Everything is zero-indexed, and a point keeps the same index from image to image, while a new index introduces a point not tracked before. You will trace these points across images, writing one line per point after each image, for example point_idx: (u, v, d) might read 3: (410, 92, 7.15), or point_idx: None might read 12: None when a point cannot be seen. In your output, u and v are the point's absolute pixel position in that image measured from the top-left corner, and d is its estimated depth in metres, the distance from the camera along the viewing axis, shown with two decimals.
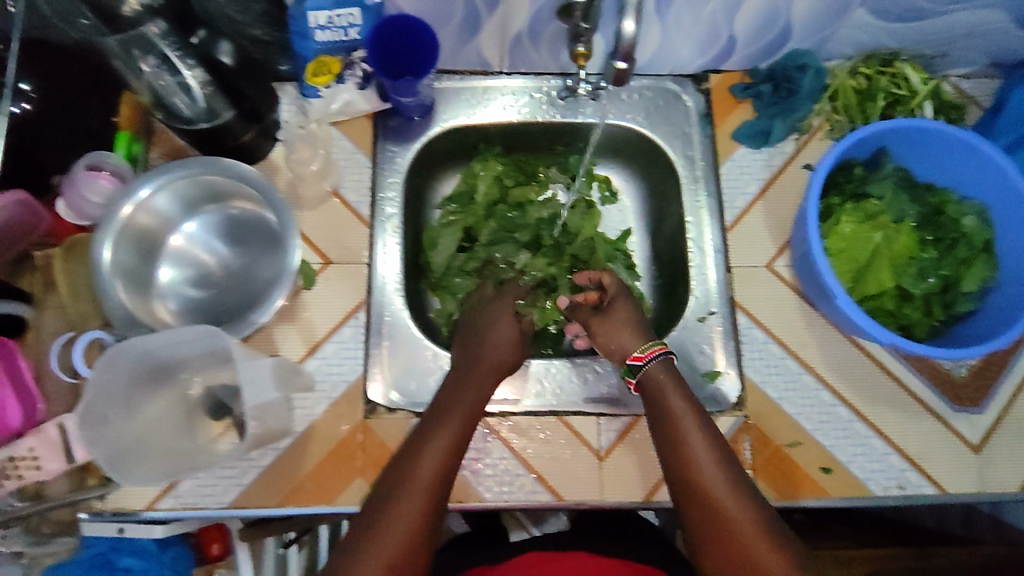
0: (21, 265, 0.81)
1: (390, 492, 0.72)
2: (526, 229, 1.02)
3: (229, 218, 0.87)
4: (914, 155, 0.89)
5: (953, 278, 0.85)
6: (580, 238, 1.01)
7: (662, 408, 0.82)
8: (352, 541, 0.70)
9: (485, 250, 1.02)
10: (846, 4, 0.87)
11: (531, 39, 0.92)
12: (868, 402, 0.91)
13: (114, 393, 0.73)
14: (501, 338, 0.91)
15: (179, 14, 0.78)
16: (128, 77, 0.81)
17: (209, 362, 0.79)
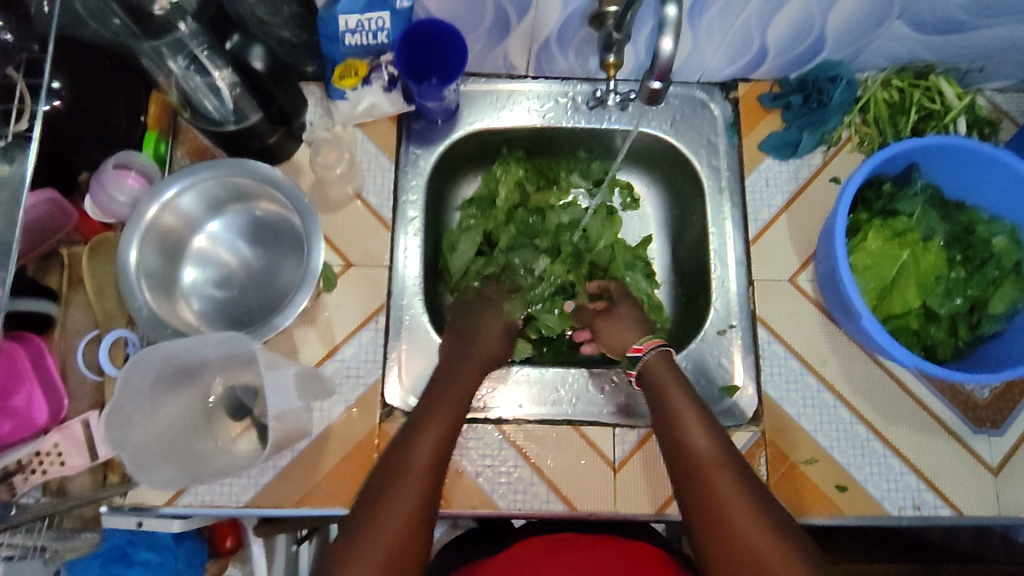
0: (48, 263, 0.83)
1: (385, 474, 0.70)
2: (546, 235, 1.03)
3: (254, 220, 0.88)
4: (945, 171, 0.87)
5: (981, 299, 0.84)
6: (601, 244, 1.03)
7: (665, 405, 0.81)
8: (348, 527, 0.67)
9: (504, 255, 1.02)
10: (883, 15, 0.85)
11: (559, 45, 0.91)
12: (888, 421, 0.90)
13: (139, 393, 0.73)
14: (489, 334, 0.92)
15: (213, 17, 0.77)
16: (156, 75, 0.80)
17: (232, 364, 0.80)
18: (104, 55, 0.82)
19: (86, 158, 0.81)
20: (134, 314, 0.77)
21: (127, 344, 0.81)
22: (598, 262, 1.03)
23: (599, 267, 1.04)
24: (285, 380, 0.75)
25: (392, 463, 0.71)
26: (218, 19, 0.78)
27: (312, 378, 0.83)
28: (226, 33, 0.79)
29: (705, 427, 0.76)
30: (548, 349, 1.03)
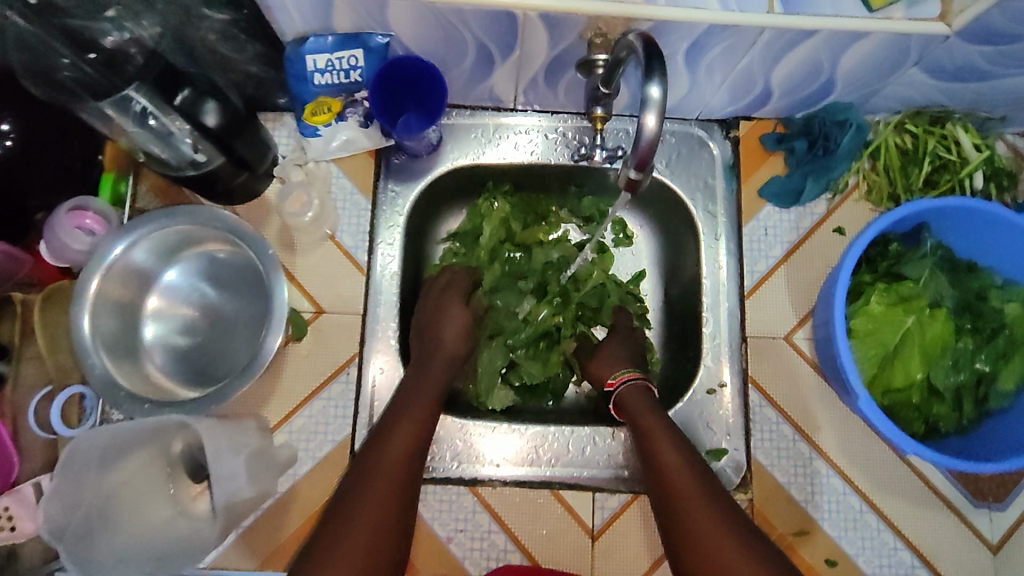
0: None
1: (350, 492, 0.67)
2: (532, 275, 0.96)
3: (221, 269, 0.83)
4: (958, 230, 0.81)
5: (990, 373, 0.78)
6: (590, 285, 0.95)
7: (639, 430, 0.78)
8: (328, 529, 0.64)
9: (486, 297, 0.94)
10: (899, 63, 0.78)
11: (547, 81, 0.85)
12: (883, 492, 0.86)
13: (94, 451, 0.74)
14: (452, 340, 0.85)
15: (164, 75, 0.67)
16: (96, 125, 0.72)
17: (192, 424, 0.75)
18: (46, 98, 0.73)
19: (40, 203, 0.77)
20: (87, 375, 0.73)
21: (82, 400, 0.79)
22: (587, 304, 0.96)
23: (588, 306, 0.96)
24: None
25: (355, 484, 0.68)
26: (167, 74, 0.68)
27: (269, 464, 0.80)
28: (176, 88, 0.69)
29: (681, 455, 0.74)
30: (530, 399, 0.95)
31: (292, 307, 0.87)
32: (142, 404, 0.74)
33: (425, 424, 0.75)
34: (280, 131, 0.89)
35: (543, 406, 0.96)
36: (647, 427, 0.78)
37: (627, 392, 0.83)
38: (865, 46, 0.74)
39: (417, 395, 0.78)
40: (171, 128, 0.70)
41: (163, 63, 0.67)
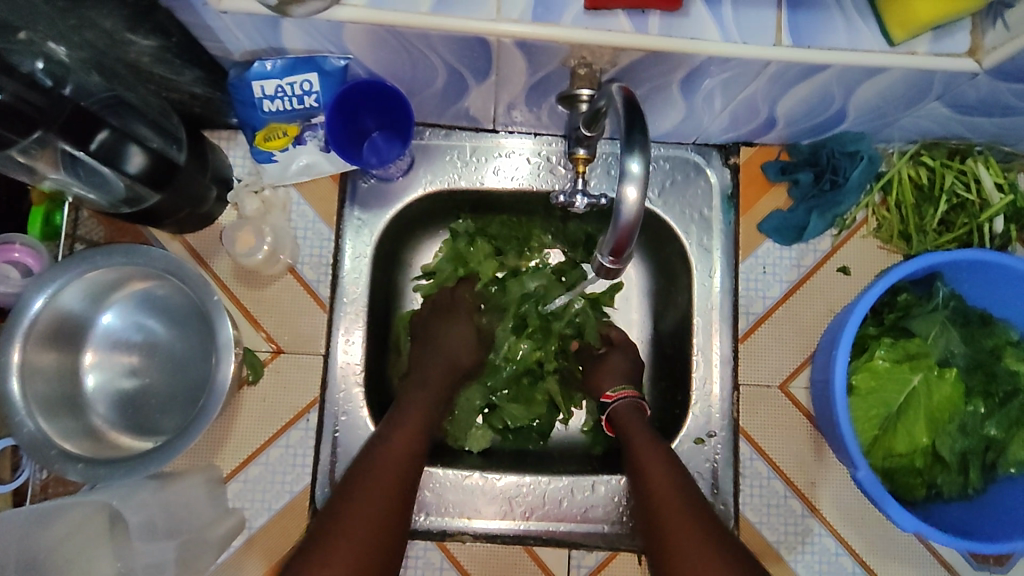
0: None
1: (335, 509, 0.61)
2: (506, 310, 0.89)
3: (163, 305, 0.76)
4: (974, 281, 0.74)
5: (1001, 439, 0.73)
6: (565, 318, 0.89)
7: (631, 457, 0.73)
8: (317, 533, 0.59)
9: None
10: (919, 97, 0.70)
11: (528, 103, 0.76)
12: (879, 554, 0.80)
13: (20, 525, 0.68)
14: (450, 354, 0.83)
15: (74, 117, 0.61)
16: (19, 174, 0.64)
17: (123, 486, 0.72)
18: None
19: None
20: (13, 433, 0.66)
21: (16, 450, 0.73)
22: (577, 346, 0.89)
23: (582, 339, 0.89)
24: None
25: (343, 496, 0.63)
26: (78, 117, 0.61)
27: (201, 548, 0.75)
28: (93, 129, 0.62)
29: (671, 481, 0.68)
30: (514, 441, 0.89)
31: (248, 346, 0.80)
32: (75, 463, 0.67)
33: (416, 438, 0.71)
34: (235, 151, 0.81)
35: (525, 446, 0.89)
36: (638, 451, 0.73)
37: (623, 414, 0.79)
38: (885, 79, 0.65)
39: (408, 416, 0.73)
40: (100, 167, 0.64)
41: (71, 105, 0.60)
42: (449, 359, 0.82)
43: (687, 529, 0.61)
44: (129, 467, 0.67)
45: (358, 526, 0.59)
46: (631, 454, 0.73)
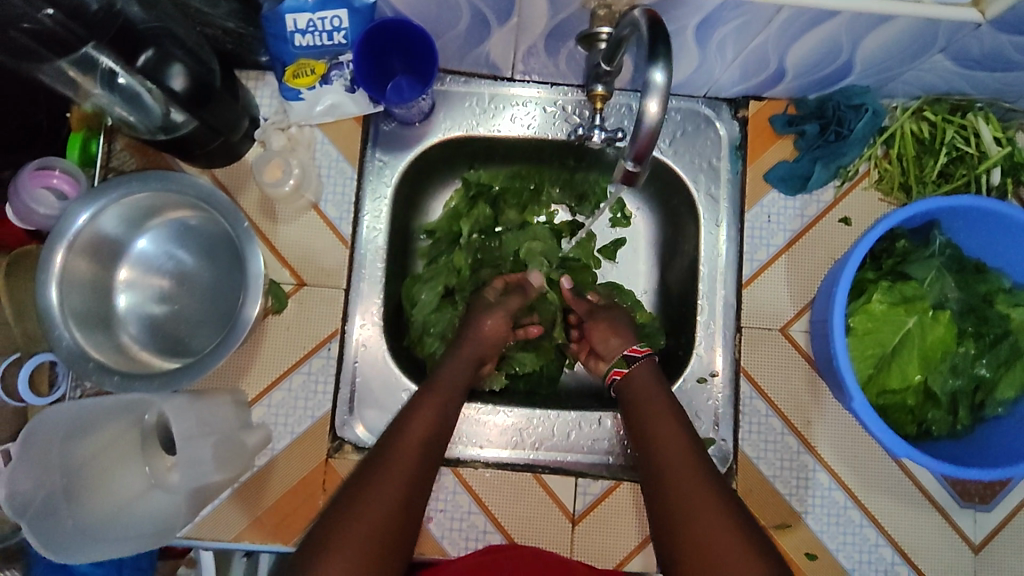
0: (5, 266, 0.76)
1: (344, 504, 0.62)
2: (504, 261, 0.93)
3: (193, 234, 0.80)
4: (970, 231, 0.78)
5: (990, 379, 0.77)
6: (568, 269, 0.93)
7: (644, 419, 0.75)
8: (337, 507, 0.62)
9: (469, 283, 0.92)
10: (924, 49, 0.73)
11: (547, 50, 0.79)
12: (868, 489, 0.84)
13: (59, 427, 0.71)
14: (482, 343, 0.83)
15: (119, 36, 0.63)
16: (61, 90, 0.69)
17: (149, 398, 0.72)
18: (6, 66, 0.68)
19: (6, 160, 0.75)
20: (53, 347, 0.70)
21: (53, 367, 0.77)
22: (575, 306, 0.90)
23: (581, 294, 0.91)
24: None
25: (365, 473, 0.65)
26: (125, 35, 0.63)
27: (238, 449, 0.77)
28: (138, 47, 0.64)
29: (683, 447, 0.70)
30: (525, 383, 0.94)
31: (273, 278, 0.84)
32: (111, 375, 0.71)
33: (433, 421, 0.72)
34: (262, 90, 0.84)
35: (532, 384, 0.94)
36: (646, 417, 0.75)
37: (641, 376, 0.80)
38: (891, 29, 0.69)
39: (432, 395, 0.75)
40: (139, 88, 0.67)
41: (119, 22, 0.62)
42: (476, 352, 0.82)
43: (691, 491, 0.66)
44: (162, 380, 0.71)
45: (377, 504, 0.62)
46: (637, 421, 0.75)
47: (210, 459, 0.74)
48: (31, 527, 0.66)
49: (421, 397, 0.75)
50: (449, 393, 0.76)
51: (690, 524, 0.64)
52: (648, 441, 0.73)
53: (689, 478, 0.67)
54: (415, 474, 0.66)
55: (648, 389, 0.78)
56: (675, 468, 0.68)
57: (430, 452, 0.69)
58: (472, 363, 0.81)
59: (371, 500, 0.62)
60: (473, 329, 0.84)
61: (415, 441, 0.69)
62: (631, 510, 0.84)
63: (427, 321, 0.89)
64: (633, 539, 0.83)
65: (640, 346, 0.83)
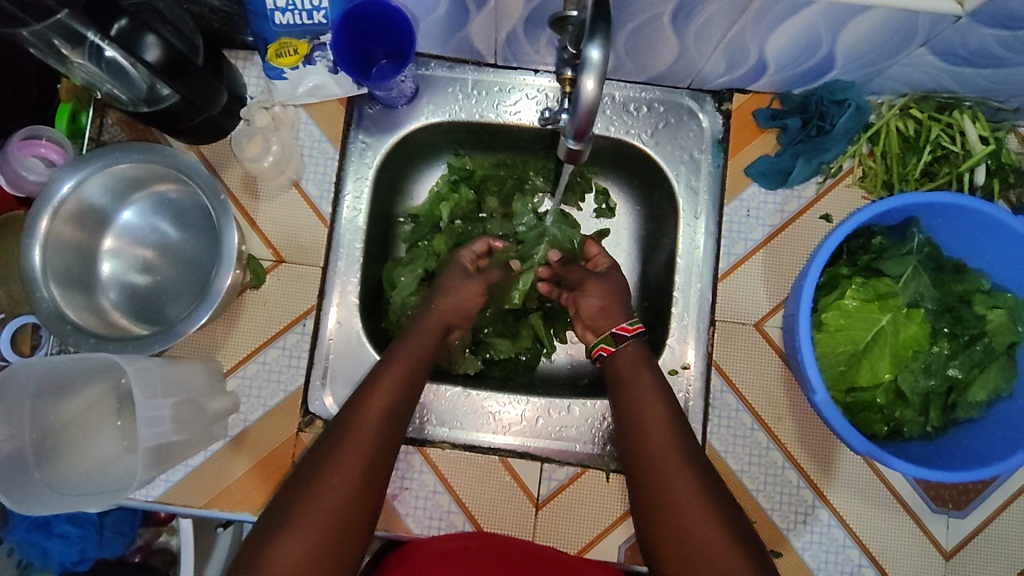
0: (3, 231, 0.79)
1: (302, 484, 0.64)
2: None
3: (176, 207, 0.82)
4: (948, 229, 0.77)
5: (962, 381, 0.75)
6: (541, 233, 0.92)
7: (634, 402, 0.75)
8: (307, 475, 0.65)
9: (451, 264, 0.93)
10: (905, 42, 0.72)
11: (527, 36, 0.80)
12: (838, 489, 0.83)
13: (25, 394, 0.71)
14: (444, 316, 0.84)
15: (95, 6, 0.64)
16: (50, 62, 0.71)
17: (111, 368, 0.73)
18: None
19: None
20: (34, 308, 0.72)
21: (35, 330, 0.79)
22: (568, 273, 0.90)
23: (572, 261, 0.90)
24: (162, 413, 0.72)
25: (331, 441, 0.67)
26: (101, 4, 0.64)
27: (199, 413, 0.77)
28: (112, 17, 0.65)
29: (671, 440, 0.71)
30: (501, 370, 0.95)
31: (252, 254, 0.86)
32: (88, 338, 0.73)
33: (396, 390, 0.73)
34: (250, 70, 0.86)
35: (508, 372, 0.95)
36: (637, 397, 0.75)
37: (627, 354, 0.80)
38: (868, 20, 0.68)
39: (397, 360, 0.76)
40: (125, 63, 0.70)
41: None
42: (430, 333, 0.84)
43: (681, 480, 0.67)
44: (136, 345, 0.73)
45: (344, 470, 0.65)
46: (628, 398, 0.76)
47: (170, 419, 0.72)
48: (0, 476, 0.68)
49: (385, 367, 0.76)
50: (408, 366, 0.76)
51: (676, 513, 0.66)
52: (635, 428, 0.74)
53: (676, 476, 0.68)
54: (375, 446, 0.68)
55: (636, 371, 0.78)
56: (662, 456, 0.70)
57: (393, 420, 0.71)
58: (433, 335, 0.82)
59: (337, 473, 0.64)
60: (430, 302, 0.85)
61: (380, 412, 0.70)
62: (595, 498, 0.83)
63: (404, 304, 0.90)
64: (596, 527, 0.83)
65: (630, 324, 0.82)
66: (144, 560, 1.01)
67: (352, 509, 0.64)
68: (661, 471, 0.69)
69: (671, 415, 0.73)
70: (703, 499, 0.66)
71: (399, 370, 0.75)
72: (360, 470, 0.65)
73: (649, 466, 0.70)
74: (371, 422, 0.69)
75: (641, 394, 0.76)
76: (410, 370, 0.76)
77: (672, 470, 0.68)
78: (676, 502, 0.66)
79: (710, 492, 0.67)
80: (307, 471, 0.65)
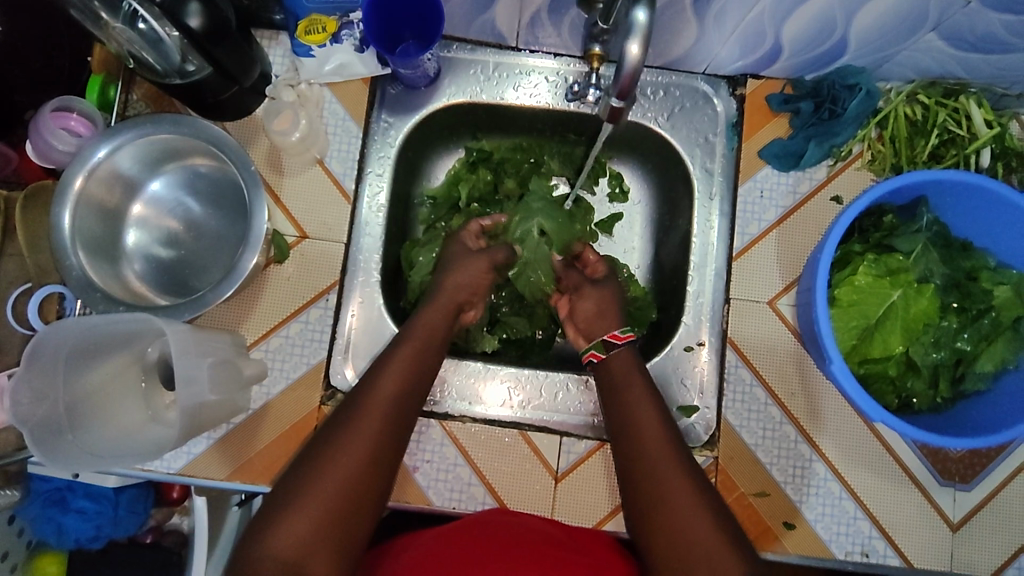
0: (35, 199, 0.81)
1: (309, 462, 0.62)
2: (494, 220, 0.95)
3: (203, 182, 0.83)
4: (956, 208, 0.80)
5: (971, 354, 0.78)
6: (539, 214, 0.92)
7: (621, 403, 0.75)
8: (311, 454, 0.63)
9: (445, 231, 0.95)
10: (916, 26, 0.75)
11: (551, 18, 0.82)
12: (849, 463, 0.86)
13: (51, 362, 0.71)
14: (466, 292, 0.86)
15: None
16: (90, 28, 0.74)
17: (141, 333, 0.74)
18: None
19: None
20: (64, 276, 0.73)
21: (62, 299, 0.80)
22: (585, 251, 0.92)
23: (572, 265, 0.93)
24: (197, 374, 0.72)
25: (341, 420, 0.65)
26: None
27: (234, 374, 0.79)
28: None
29: (668, 440, 0.69)
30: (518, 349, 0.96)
31: (276, 229, 0.87)
32: (117, 306, 0.74)
33: (410, 375, 0.71)
34: (275, 49, 0.88)
35: (525, 351, 0.96)
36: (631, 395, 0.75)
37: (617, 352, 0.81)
38: (883, 3, 0.71)
39: (409, 344, 0.75)
40: (161, 33, 0.72)
41: None
42: (453, 300, 0.83)
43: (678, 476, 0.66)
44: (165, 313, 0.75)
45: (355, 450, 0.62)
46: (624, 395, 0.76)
47: (207, 379, 0.73)
48: (31, 438, 0.68)
49: (394, 352, 0.73)
50: (426, 351, 0.75)
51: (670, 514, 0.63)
52: (628, 427, 0.72)
53: (674, 474, 0.66)
54: (389, 426, 0.66)
55: (629, 372, 0.78)
56: (656, 450, 0.69)
57: (407, 403, 0.69)
58: (446, 313, 0.81)
59: (346, 451, 0.62)
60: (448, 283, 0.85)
61: (388, 392, 0.68)
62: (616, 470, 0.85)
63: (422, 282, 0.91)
64: (615, 499, 0.84)
65: (620, 333, 0.82)
66: (156, 540, 1.01)
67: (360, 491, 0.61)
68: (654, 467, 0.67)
69: (662, 416, 0.72)
70: (698, 499, 0.64)
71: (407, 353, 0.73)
72: (366, 447, 0.63)
73: (648, 466, 0.68)
74: (384, 400, 0.68)
75: (636, 395, 0.75)
76: (425, 353, 0.75)
77: (664, 466, 0.67)
78: (674, 500, 0.64)
79: (709, 494, 0.64)
80: (311, 452, 0.63)
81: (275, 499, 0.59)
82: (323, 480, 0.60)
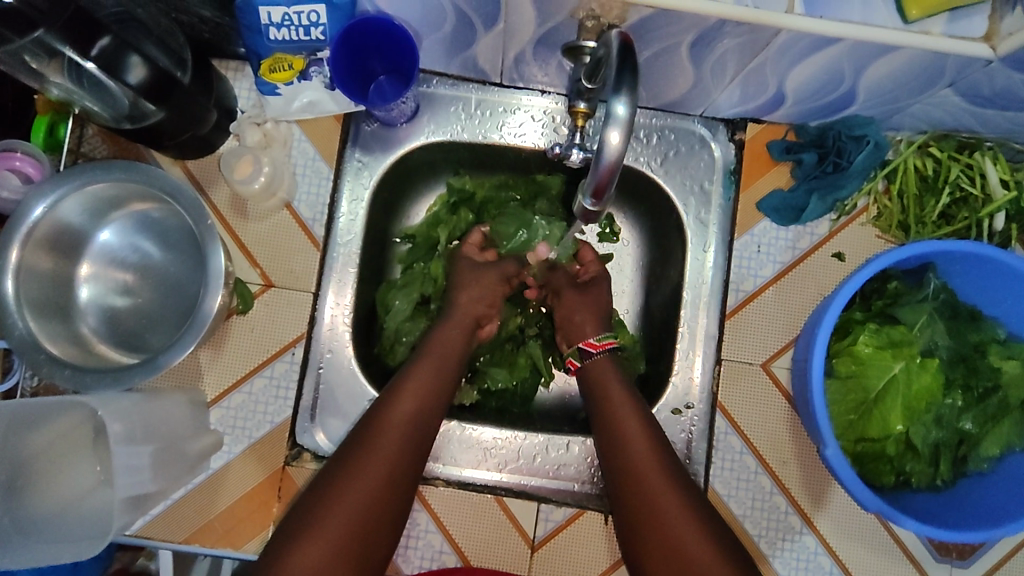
0: None
1: (317, 496, 0.62)
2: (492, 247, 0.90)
3: (159, 225, 0.78)
4: (966, 276, 0.75)
5: (974, 434, 0.74)
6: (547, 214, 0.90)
7: (613, 429, 0.72)
8: (321, 489, 0.63)
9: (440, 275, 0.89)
10: (930, 82, 0.68)
11: (536, 58, 0.76)
12: (842, 537, 0.81)
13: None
14: None
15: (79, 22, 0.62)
16: (25, 79, 0.67)
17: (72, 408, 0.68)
18: None
19: None
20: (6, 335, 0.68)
21: (8, 353, 0.76)
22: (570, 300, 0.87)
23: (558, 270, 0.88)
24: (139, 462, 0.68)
25: (351, 452, 0.65)
26: (81, 19, 0.63)
27: (179, 458, 0.74)
28: (94, 36, 0.65)
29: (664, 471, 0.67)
30: (497, 401, 0.91)
31: (239, 276, 0.81)
32: (62, 368, 0.68)
33: (419, 406, 0.71)
34: (241, 81, 0.82)
35: (505, 404, 0.91)
36: (623, 420, 0.72)
37: (607, 370, 0.78)
38: (895, 60, 0.65)
39: (417, 372, 0.74)
40: (106, 79, 0.66)
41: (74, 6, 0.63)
42: (470, 314, 0.82)
43: (678, 511, 0.64)
44: (114, 376, 0.69)
45: (363, 484, 0.63)
46: (612, 418, 0.73)
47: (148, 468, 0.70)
48: None
49: (400, 384, 0.72)
50: (433, 380, 0.74)
51: (673, 552, 0.61)
52: (619, 458, 0.70)
53: (672, 507, 0.64)
54: (396, 455, 0.66)
55: (623, 397, 0.75)
56: (654, 480, 0.66)
57: (418, 433, 0.69)
58: (447, 349, 0.78)
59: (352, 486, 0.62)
60: (426, 340, 0.80)
61: (398, 424, 0.68)
62: (595, 539, 0.81)
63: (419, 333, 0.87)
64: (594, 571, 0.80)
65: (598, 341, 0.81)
66: None
67: (369, 524, 0.62)
68: (661, 522, 0.63)
69: (659, 444, 0.70)
70: (706, 538, 0.62)
71: (422, 376, 0.74)
72: (383, 471, 0.64)
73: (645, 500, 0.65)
74: (393, 431, 0.67)
75: (629, 421, 0.72)
76: (437, 383, 0.74)
77: (673, 521, 0.63)
78: (675, 539, 0.62)
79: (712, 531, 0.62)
80: (318, 488, 0.63)
81: (284, 534, 0.60)
82: (336, 506, 0.61)
